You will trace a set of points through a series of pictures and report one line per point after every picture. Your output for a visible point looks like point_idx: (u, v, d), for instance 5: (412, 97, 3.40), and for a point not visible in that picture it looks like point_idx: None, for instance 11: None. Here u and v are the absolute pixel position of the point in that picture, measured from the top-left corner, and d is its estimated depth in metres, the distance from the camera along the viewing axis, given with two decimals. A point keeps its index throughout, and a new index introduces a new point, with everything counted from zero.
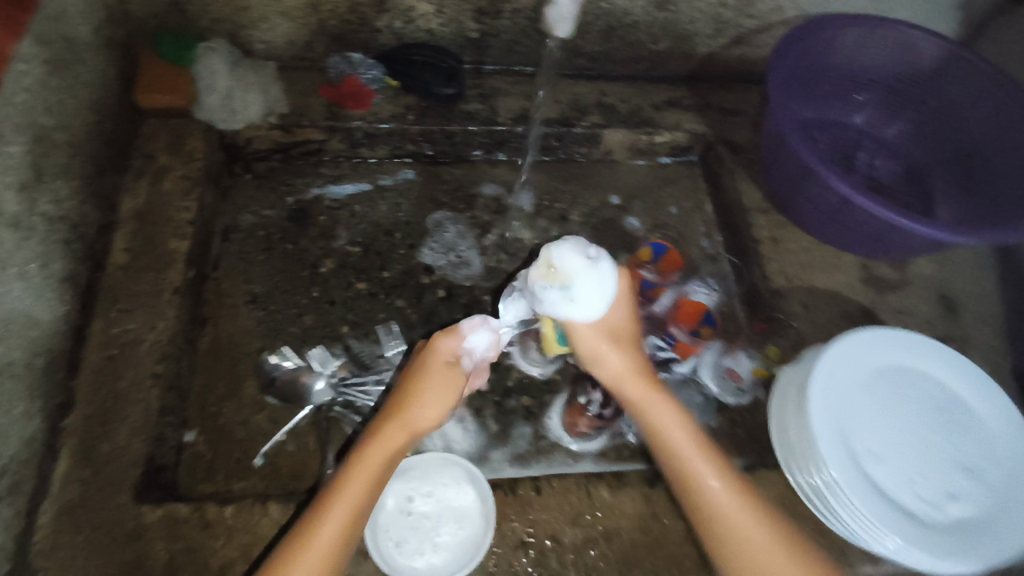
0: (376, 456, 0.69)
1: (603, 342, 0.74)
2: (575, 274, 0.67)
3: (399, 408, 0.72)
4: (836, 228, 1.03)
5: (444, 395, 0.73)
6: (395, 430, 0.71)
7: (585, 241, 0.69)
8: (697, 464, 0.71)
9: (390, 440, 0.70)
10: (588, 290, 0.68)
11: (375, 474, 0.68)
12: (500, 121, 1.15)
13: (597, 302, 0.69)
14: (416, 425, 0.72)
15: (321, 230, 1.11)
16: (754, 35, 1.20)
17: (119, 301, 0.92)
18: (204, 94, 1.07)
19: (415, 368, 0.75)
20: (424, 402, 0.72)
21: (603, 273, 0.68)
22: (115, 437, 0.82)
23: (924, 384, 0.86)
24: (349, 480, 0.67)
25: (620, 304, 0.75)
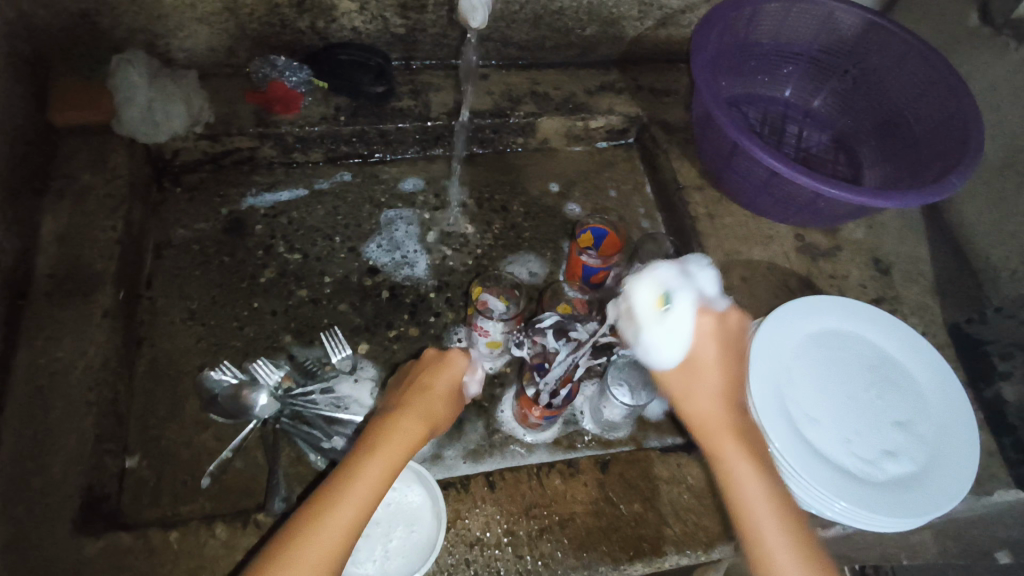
0: (398, 443, 0.69)
1: (683, 372, 0.66)
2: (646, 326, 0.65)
3: (417, 400, 0.74)
4: (766, 199, 1.05)
5: (451, 396, 0.77)
6: (415, 419, 0.72)
7: (660, 286, 0.67)
8: (740, 464, 0.63)
9: (410, 427, 0.71)
10: (657, 341, 0.65)
11: (398, 459, 0.69)
12: (433, 116, 1.14)
13: (669, 353, 0.65)
14: (433, 419, 0.74)
15: (258, 240, 1.09)
16: (681, 15, 1.20)
17: (45, 329, 0.89)
18: (123, 107, 1.03)
19: (430, 368, 0.77)
20: (438, 399, 0.75)
21: (677, 321, 0.65)
22: (49, 470, 0.79)
23: (858, 348, 0.89)
24: (371, 460, 0.67)
25: (708, 343, 0.66)
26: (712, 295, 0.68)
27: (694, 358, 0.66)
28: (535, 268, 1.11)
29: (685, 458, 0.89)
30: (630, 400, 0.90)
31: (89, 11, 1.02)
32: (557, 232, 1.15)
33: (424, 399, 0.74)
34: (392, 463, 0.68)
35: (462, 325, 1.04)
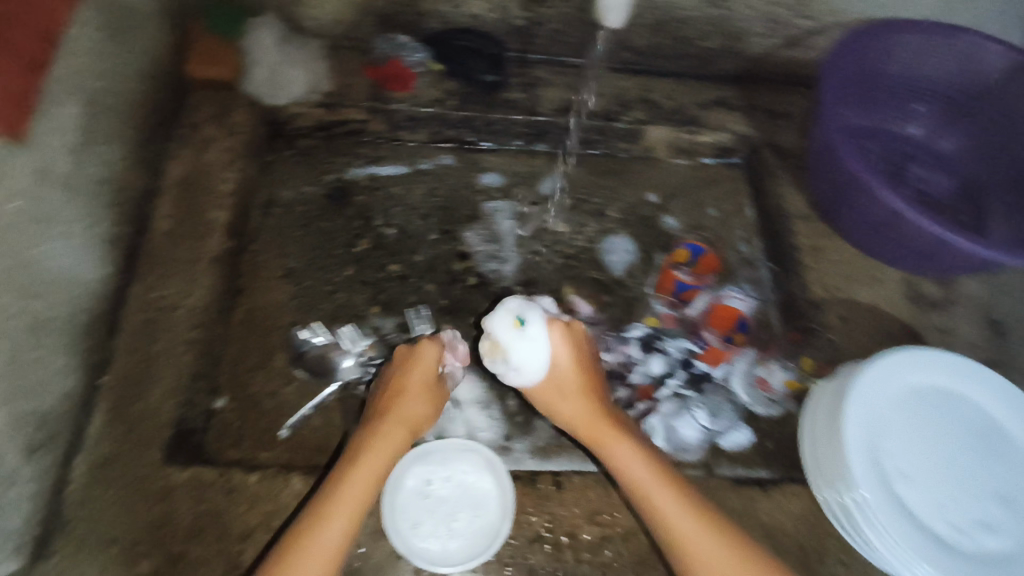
0: (375, 452, 0.74)
1: (554, 385, 0.80)
2: (510, 344, 0.78)
3: (392, 406, 0.78)
4: (880, 241, 1.01)
5: (426, 396, 0.81)
6: (393, 427, 0.76)
7: (518, 312, 0.79)
8: (662, 496, 0.72)
9: (389, 437, 0.75)
10: (525, 354, 0.78)
11: (378, 471, 0.73)
12: (544, 111, 1.15)
13: (534, 361, 0.78)
14: (410, 421, 0.78)
15: (358, 210, 1.12)
16: (809, 36, 1.15)
17: (159, 266, 0.94)
18: (252, 68, 1.09)
19: (401, 368, 0.82)
20: (411, 402, 0.79)
21: (533, 335, 0.78)
22: (149, 397, 0.85)
23: (963, 407, 0.83)
24: (351, 474, 0.72)
25: (562, 352, 0.80)
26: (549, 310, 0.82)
27: (558, 367, 0.80)
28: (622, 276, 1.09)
29: (757, 492, 0.86)
30: (709, 423, 0.93)
31: None
32: (650, 243, 1.11)
33: (400, 405, 0.79)
34: (373, 474, 0.72)
35: None
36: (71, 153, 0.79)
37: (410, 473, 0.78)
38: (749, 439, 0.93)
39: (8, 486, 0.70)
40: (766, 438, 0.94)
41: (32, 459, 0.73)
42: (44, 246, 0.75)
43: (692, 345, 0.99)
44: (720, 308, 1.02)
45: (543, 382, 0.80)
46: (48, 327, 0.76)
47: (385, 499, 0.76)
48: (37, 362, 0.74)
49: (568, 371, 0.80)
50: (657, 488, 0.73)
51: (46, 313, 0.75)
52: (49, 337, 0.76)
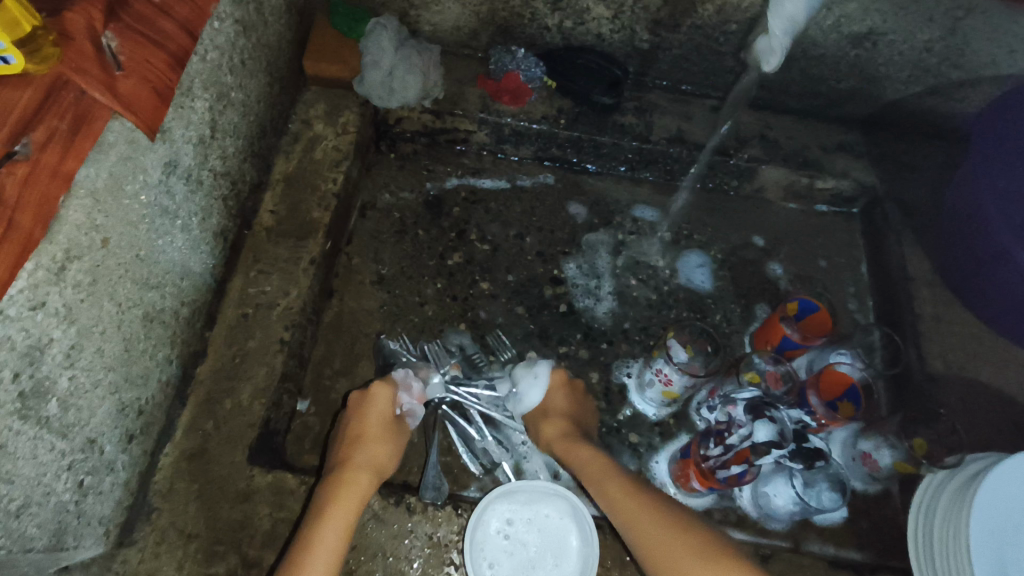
0: (344, 492, 0.73)
1: (538, 417, 0.87)
2: (517, 375, 0.90)
3: (351, 451, 0.78)
4: (1018, 320, 0.92)
5: (388, 440, 0.81)
6: (358, 470, 0.76)
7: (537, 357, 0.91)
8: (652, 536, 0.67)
9: (358, 479, 0.75)
10: (524, 385, 0.89)
11: (353, 510, 0.71)
12: (654, 139, 1.09)
13: (529, 390, 0.88)
14: (374, 463, 0.78)
15: (454, 223, 1.10)
16: (957, 87, 1.06)
17: (259, 262, 0.94)
18: (368, 69, 1.04)
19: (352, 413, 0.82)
20: (373, 445, 0.80)
21: (533, 375, 0.89)
22: (239, 394, 0.84)
23: None
24: (329, 513, 0.70)
25: (557, 393, 0.88)
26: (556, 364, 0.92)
27: (548, 402, 0.88)
28: (719, 321, 1.04)
29: None
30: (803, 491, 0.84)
31: None
32: (754, 291, 1.07)
33: (363, 448, 0.79)
34: (347, 516, 0.71)
35: (635, 360, 1.00)
36: (195, 147, 0.80)
37: (494, 511, 0.76)
38: (840, 516, 0.90)
39: (105, 475, 0.70)
40: (861, 517, 0.91)
41: (127, 447, 0.74)
42: (161, 238, 0.75)
43: (804, 416, 0.89)
44: (828, 375, 0.91)
45: (534, 414, 0.88)
46: (157, 318, 0.76)
47: (469, 535, 0.73)
48: (142, 353, 0.74)
49: (556, 405, 0.87)
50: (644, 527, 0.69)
51: (156, 305, 0.76)
52: (155, 329, 0.76)
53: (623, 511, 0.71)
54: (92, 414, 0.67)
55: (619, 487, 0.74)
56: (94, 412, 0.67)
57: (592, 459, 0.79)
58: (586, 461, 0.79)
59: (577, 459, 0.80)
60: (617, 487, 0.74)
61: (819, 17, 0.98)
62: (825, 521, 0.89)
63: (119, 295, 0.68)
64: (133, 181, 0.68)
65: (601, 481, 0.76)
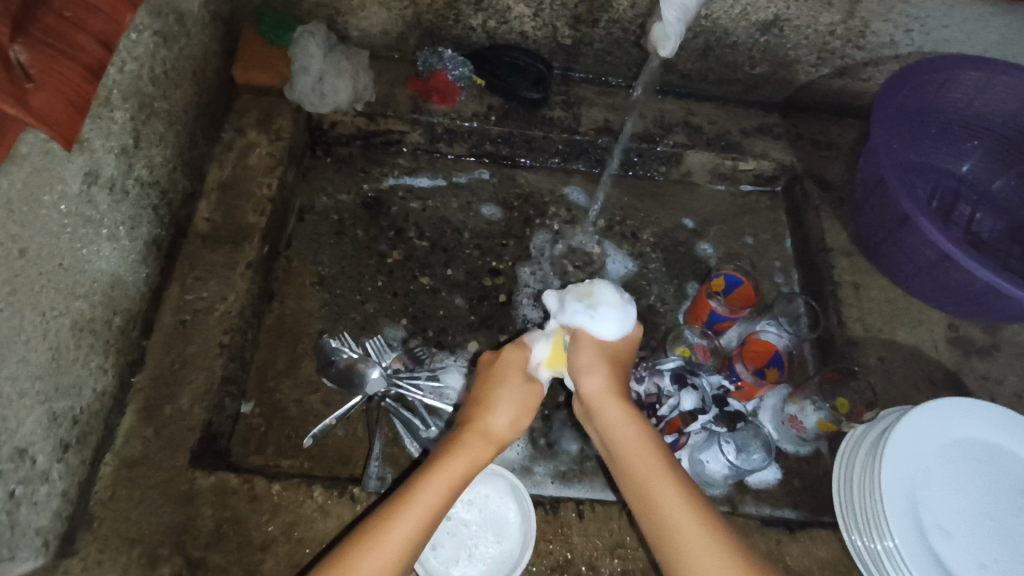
0: (457, 464, 0.67)
1: (594, 356, 0.73)
2: (607, 300, 0.72)
3: (477, 416, 0.72)
4: (923, 281, 0.98)
5: (523, 406, 0.74)
6: (477, 438, 0.70)
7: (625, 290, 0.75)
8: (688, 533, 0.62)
9: (475, 452, 0.69)
10: (612, 319, 0.72)
11: (454, 485, 0.66)
12: (582, 130, 1.13)
13: (617, 325, 0.72)
14: (497, 434, 0.72)
15: (393, 221, 1.12)
16: (862, 67, 1.13)
17: (196, 269, 0.94)
18: (298, 76, 1.07)
19: (489, 376, 0.76)
20: (502, 412, 0.73)
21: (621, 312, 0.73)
22: (179, 399, 0.84)
23: (1009, 465, 0.79)
24: (425, 485, 0.65)
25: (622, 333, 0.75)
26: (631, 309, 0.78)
27: (610, 340, 0.74)
28: (653, 302, 1.08)
29: (786, 535, 0.82)
30: (735, 458, 0.85)
31: None
32: (685, 270, 1.12)
33: (485, 415, 0.72)
34: (449, 488, 0.66)
35: None
36: (118, 156, 0.80)
37: None
38: (773, 476, 0.93)
39: (39, 484, 0.70)
40: (794, 477, 0.94)
41: (63, 457, 0.74)
42: (86, 248, 0.76)
43: (723, 381, 0.94)
44: (752, 344, 0.96)
45: (594, 343, 0.73)
46: (87, 327, 0.77)
47: None
48: (71, 363, 0.75)
49: (617, 349, 0.75)
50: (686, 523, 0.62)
51: (84, 314, 0.77)
52: (85, 338, 0.77)
53: (662, 503, 0.64)
54: (20, 424, 0.67)
55: (666, 477, 0.65)
56: (22, 421, 0.68)
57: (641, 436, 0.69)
58: (632, 437, 0.69)
59: (632, 430, 0.69)
60: (667, 476, 0.65)
61: (727, 6, 1.03)
62: (762, 484, 0.92)
63: (42, 304, 0.69)
64: (51, 193, 0.69)
65: (637, 453, 0.68)
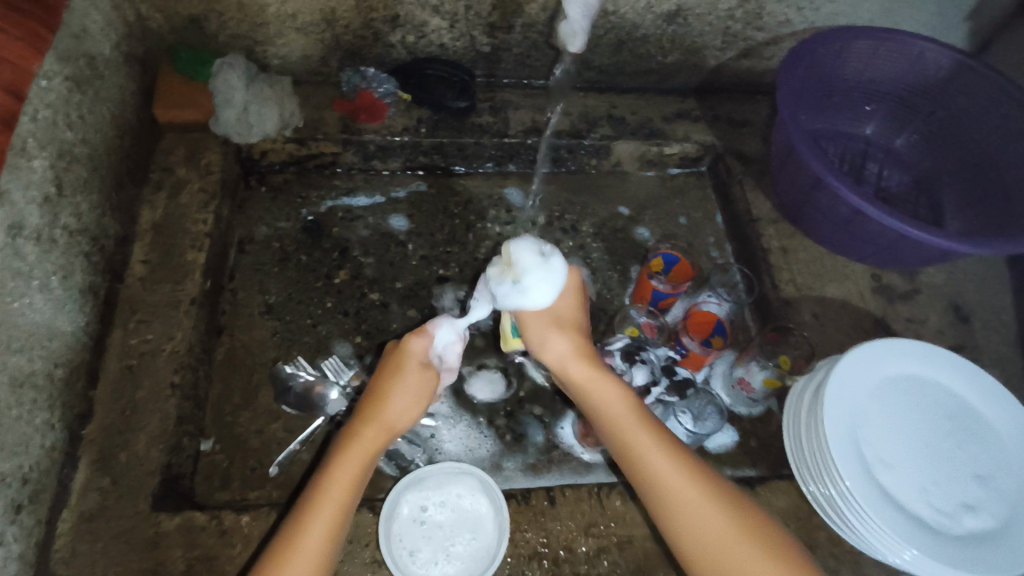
0: (358, 457, 0.69)
1: (546, 326, 0.72)
2: (527, 263, 0.69)
3: (373, 409, 0.72)
4: (842, 238, 1.05)
5: (419, 395, 0.74)
6: (370, 429, 0.71)
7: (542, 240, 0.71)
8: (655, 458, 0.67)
9: (370, 441, 0.70)
10: (542, 283, 0.70)
11: (356, 476, 0.68)
12: (511, 133, 1.16)
13: (547, 288, 0.70)
14: (392, 422, 0.72)
15: (335, 242, 1.12)
16: (763, 47, 1.21)
17: (138, 312, 0.93)
18: (221, 107, 1.07)
19: (390, 363, 0.75)
20: (399, 400, 0.73)
21: (557, 268, 0.71)
22: (134, 445, 0.83)
23: (939, 395, 0.85)
24: (327, 484, 0.67)
25: (568, 297, 0.74)
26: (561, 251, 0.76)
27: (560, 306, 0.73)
28: (600, 289, 1.11)
29: (747, 492, 0.86)
30: (693, 427, 0.90)
31: (199, 17, 1.07)
32: (626, 255, 1.16)
33: (378, 404, 0.72)
34: (352, 482, 0.68)
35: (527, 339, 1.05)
36: (41, 206, 0.79)
37: (405, 499, 0.78)
38: (732, 439, 0.98)
39: None
40: (750, 438, 0.98)
41: (16, 518, 0.72)
42: (18, 302, 0.75)
43: (671, 352, 0.98)
44: (696, 314, 1.00)
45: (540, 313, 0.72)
46: (27, 382, 0.76)
47: (383, 526, 0.75)
48: (15, 421, 0.73)
49: (567, 311, 0.74)
50: (651, 452, 0.67)
51: (22, 369, 0.75)
52: (26, 393, 0.76)
53: (652, 461, 0.67)
54: None
55: (646, 432, 0.68)
56: None
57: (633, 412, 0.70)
58: (615, 403, 0.70)
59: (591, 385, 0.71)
60: (650, 439, 0.68)
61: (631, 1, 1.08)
62: (721, 450, 0.97)
63: None
64: None
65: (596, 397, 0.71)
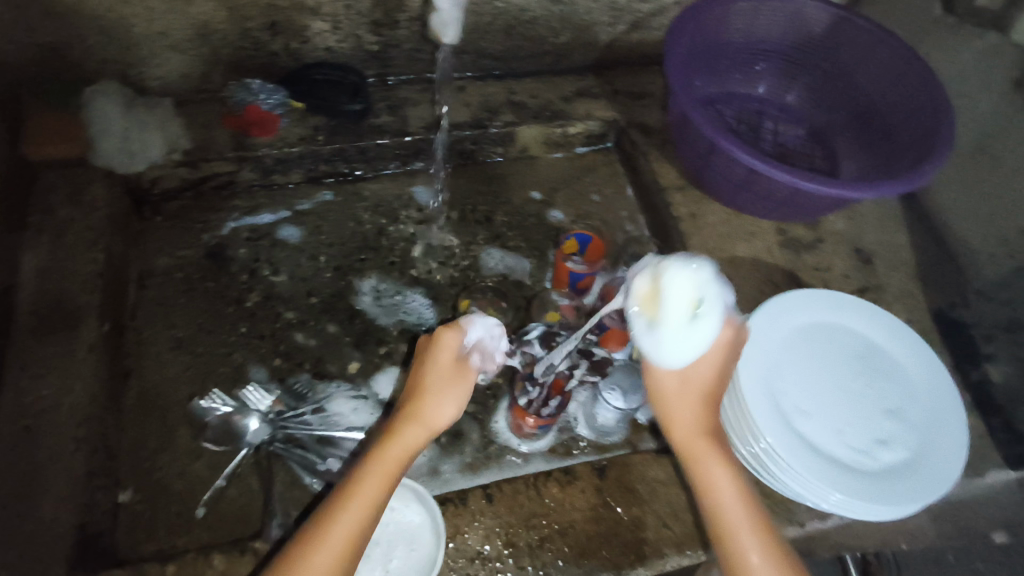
0: (390, 461, 0.67)
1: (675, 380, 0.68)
2: (670, 317, 0.64)
3: (413, 408, 0.69)
4: (745, 197, 1.07)
5: (458, 390, 0.70)
6: (408, 428, 0.68)
7: (705, 292, 0.65)
8: (740, 515, 0.66)
9: (405, 443, 0.68)
10: (681, 342, 0.64)
11: (385, 479, 0.67)
12: (412, 131, 1.14)
13: (677, 351, 0.65)
14: (431, 422, 0.69)
15: (243, 264, 1.08)
16: (651, 18, 1.23)
17: (28, 367, 0.86)
18: (100, 140, 1.04)
19: (426, 356, 0.72)
20: (439, 400, 0.69)
21: (706, 327, 0.65)
22: (39, 509, 0.76)
23: (846, 339, 0.89)
24: (355, 489, 0.66)
25: (718, 354, 0.68)
26: (731, 306, 0.68)
27: (702, 366, 0.68)
28: (520, 277, 1.11)
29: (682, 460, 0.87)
30: (623, 404, 0.88)
31: (60, 44, 1.00)
32: (542, 239, 1.15)
33: (416, 402, 0.70)
34: (379, 486, 0.66)
35: None
36: None
37: None
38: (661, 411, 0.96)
39: None
40: None
41: None
42: None
43: None
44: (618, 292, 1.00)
45: (677, 374, 0.68)
46: None
47: None
48: None
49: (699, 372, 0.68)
50: (732, 503, 0.66)
51: None
52: None
53: (730, 511, 0.66)
54: None
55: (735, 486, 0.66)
56: None
57: (736, 479, 0.67)
58: (711, 459, 0.67)
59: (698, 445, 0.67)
60: (737, 492, 0.66)
61: None
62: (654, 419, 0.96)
63: None
64: None
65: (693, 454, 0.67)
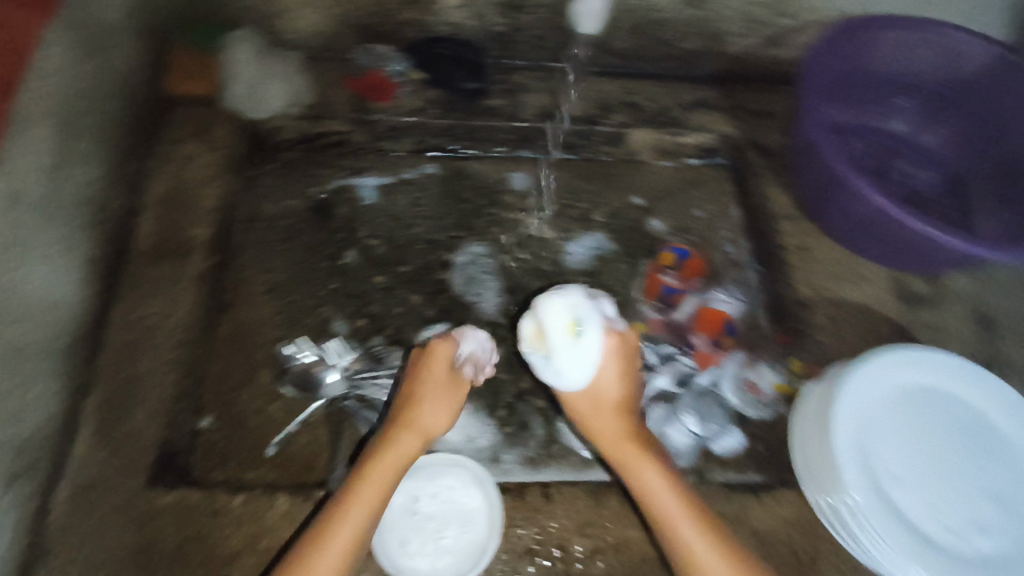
0: (393, 458, 0.72)
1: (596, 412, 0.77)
2: (553, 344, 0.74)
3: (410, 417, 0.76)
4: (862, 237, 1.01)
5: (446, 401, 0.78)
6: (408, 432, 0.75)
7: (574, 312, 0.75)
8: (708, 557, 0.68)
9: (405, 445, 0.74)
10: (572, 362, 0.74)
11: (393, 473, 0.71)
12: (524, 117, 1.15)
13: (574, 372, 0.74)
14: (426, 428, 0.76)
15: (343, 224, 1.06)
16: (788, 35, 1.18)
17: (140, 286, 0.93)
18: (229, 83, 1.08)
19: (418, 371, 0.80)
20: (432, 410, 0.77)
21: (589, 342, 0.74)
22: (134, 418, 0.84)
23: (959, 407, 0.82)
24: (365, 483, 0.70)
25: (610, 362, 0.77)
26: (609, 315, 0.78)
27: (602, 390, 0.77)
28: None
29: (750, 499, 0.84)
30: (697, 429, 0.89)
31: None
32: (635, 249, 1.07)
33: (413, 410, 0.77)
34: (388, 479, 0.71)
35: None
36: (48, 175, 0.80)
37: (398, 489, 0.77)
38: (743, 443, 0.90)
39: None
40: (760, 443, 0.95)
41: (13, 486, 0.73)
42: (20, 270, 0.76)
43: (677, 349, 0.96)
44: (707, 312, 0.99)
45: (582, 397, 0.77)
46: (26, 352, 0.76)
47: None
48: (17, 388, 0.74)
49: (612, 396, 0.77)
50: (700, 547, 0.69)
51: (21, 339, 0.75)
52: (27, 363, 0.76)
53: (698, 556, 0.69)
54: None
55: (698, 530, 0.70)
56: None
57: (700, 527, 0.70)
58: (668, 504, 0.72)
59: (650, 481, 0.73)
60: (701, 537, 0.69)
61: None
62: (733, 454, 0.89)
63: None
64: None
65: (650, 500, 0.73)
